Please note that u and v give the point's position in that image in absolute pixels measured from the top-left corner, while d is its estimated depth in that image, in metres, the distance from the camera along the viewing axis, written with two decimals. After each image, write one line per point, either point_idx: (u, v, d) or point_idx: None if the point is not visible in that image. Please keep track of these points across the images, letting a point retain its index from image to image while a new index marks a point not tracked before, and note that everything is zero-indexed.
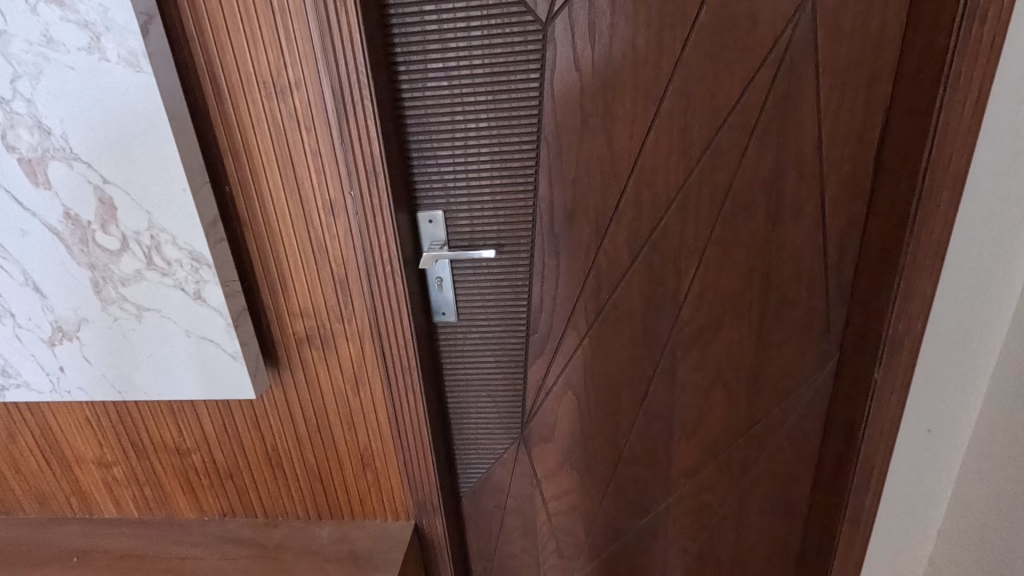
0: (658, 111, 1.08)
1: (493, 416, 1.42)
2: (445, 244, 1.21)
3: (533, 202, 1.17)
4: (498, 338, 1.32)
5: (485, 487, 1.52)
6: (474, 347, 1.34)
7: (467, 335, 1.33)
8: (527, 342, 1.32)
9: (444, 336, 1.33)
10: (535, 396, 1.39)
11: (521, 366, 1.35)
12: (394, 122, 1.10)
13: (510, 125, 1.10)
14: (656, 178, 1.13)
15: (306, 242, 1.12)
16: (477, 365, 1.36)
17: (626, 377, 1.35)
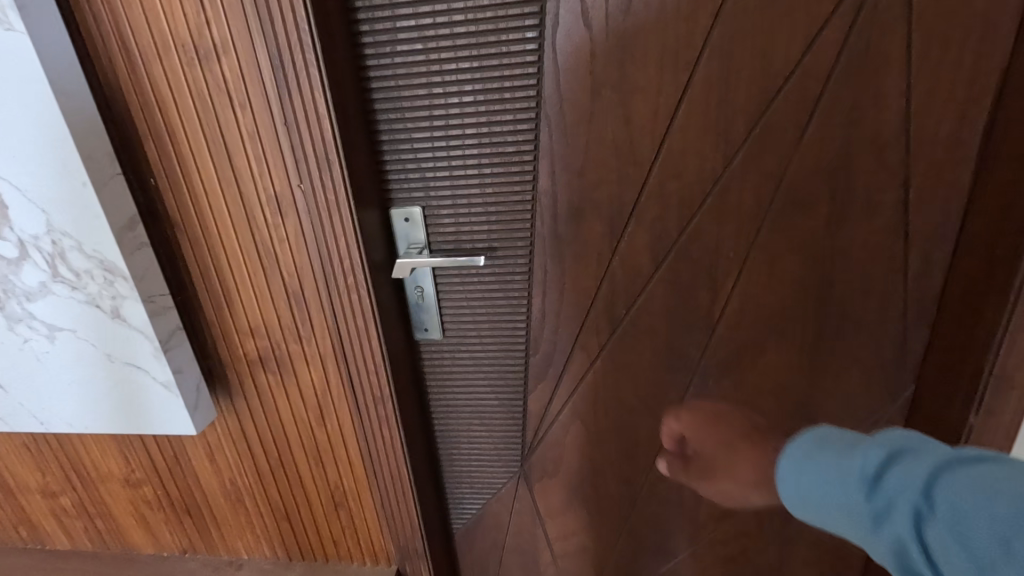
0: (691, 80, 0.84)
1: (488, 447, 1.21)
2: (426, 248, 1.00)
3: (531, 196, 0.94)
4: (492, 359, 1.11)
5: (479, 525, 1.32)
6: (464, 369, 1.13)
7: (455, 355, 1.12)
8: (527, 363, 1.11)
9: (427, 355, 1.12)
10: (537, 426, 1.18)
11: (519, 392, 1.14)
12: (357, 98, 0.87)
13: (500, 98, 0.87)
14: (687, 166, 0.89)
15: (251, 246, 0.91)
16: (468, 389, 1.15)
17: (645, 407, 1.12)
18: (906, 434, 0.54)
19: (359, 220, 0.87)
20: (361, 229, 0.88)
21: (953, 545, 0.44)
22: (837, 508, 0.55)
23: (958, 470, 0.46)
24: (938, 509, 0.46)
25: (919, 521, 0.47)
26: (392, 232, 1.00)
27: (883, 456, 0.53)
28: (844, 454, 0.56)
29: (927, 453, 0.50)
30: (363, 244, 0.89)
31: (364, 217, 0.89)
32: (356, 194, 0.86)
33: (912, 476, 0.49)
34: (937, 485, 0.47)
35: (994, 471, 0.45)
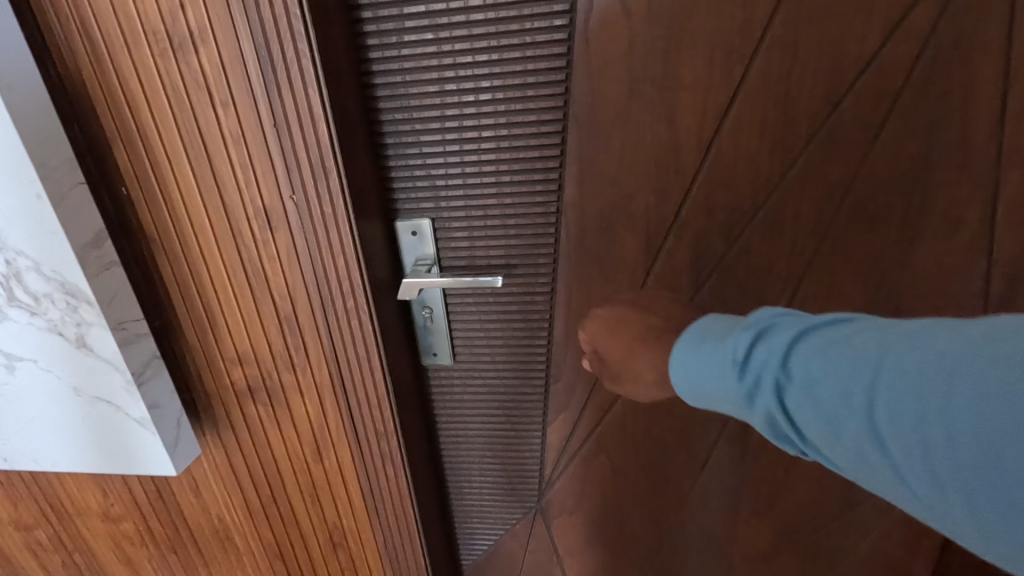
0: (747, 76, 0.72)
1: (502, 480, 1.10)
2: (436, 265, 0.88)
3: (555, 207, 0.82)
4: (507, 386, 1.00)
5: (492, 561, 1.21)
6: (477, 397, 1.02)
7: (466, 381, 1.01)
8: (547, 392, 1.00)
9: (435, 381, 1.01)
10: (557, 458, 1.07)
11: (538, 422, 1.03)
12: (358, 94, 0.76)
13: (523, 96, 0.75)
14: (737, 174, 0.78)
15: (238, 265, 0.80)
16: (480, 418, 1.04)
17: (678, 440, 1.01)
18: (772, 311, 0.52)
19: (360, 236, 0.75)
20: (363, 245, 0.76)
21: (821, 409, 0.45)
22: (714, 392, 0.53)
23: (819, 338, 0.47)
24: (805, 380, 0.46)
25: (788, 392, 0.47)
26: (397, 247, 0.89)
27: (751, 336, 0.51)
28: (718, 340, 0.54)
29: (791, 327, 0.49)
30: (365, 264, 0.77)
31: (366, 232, 0.78)
32: (357, 205, 0.75)
33: (779, 351, 0.48)
34: (796, 356, 0.47)
35: (851, 335, 0.45)
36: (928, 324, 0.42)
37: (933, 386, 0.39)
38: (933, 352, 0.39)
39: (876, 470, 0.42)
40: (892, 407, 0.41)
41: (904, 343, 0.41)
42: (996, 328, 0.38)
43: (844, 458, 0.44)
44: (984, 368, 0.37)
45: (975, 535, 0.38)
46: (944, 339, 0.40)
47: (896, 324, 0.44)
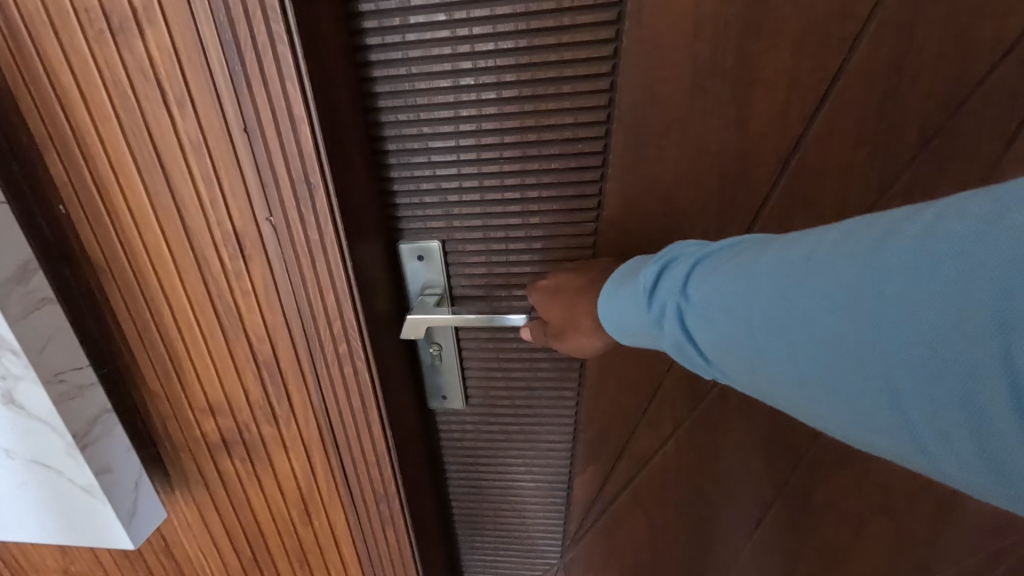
0: (845, 69, 0.57)
1: (518, 531, 0.96)
2: (446, 295, 0.74)
3: (593, 228, 0.68)
4: (528, 432, 0.86)
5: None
6: (491, 443, 0.88)
7: (479, 426, 0.86)
8: (574, 439, 0.86)
9: (442, 426, 0.87)
10: (584, 511, 0.93)
11: (563, 471, 0.89)
12: (352, 90, 0.60)
13: (559, 92, 0.60)
14: (822, 191, 0.63)
15: (204, 300, 0.65)
16: (494, 466, 0.90)
17: (729, 497, 0.86)
18: (679, 242, 0.48)
19: (354, 267, 0.60)
20: (359, 277, 0.61)
21: (721, 330, 0.41)
22: (628, 331, 0.49)
23: (717, 260, 0.43)
24: (704, 301, 0.42)
25: (689, 318, 0.43)
26: (400, 273, 0.74)
27: (656, 267, 0.47)
28: (629, 277, 0.50)
29: (691, 255, 0.46)
30: (361, 300, 0.62)
31: (363, 260, 0.63)
32: (351, 229, 0.60)
33: (681, 278, 0.44)
34: (694, 282, 0.43)
35: (745, 252, 0.41)
36: (821, 229, 0.39)
37: (824, 289, 0.35)
38: (821, 255, 0.36)
39: (781, 386, 0.39)
40: (785, 316, 0.37)
41: (793, 251, 0.38)
42: (882, 222, 0.35)
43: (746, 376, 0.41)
44: (872, 263, 0.33)
45: (882, 436, 0.34)
46: (832, 240, 0.36)
47: (790, 234, 0.40)
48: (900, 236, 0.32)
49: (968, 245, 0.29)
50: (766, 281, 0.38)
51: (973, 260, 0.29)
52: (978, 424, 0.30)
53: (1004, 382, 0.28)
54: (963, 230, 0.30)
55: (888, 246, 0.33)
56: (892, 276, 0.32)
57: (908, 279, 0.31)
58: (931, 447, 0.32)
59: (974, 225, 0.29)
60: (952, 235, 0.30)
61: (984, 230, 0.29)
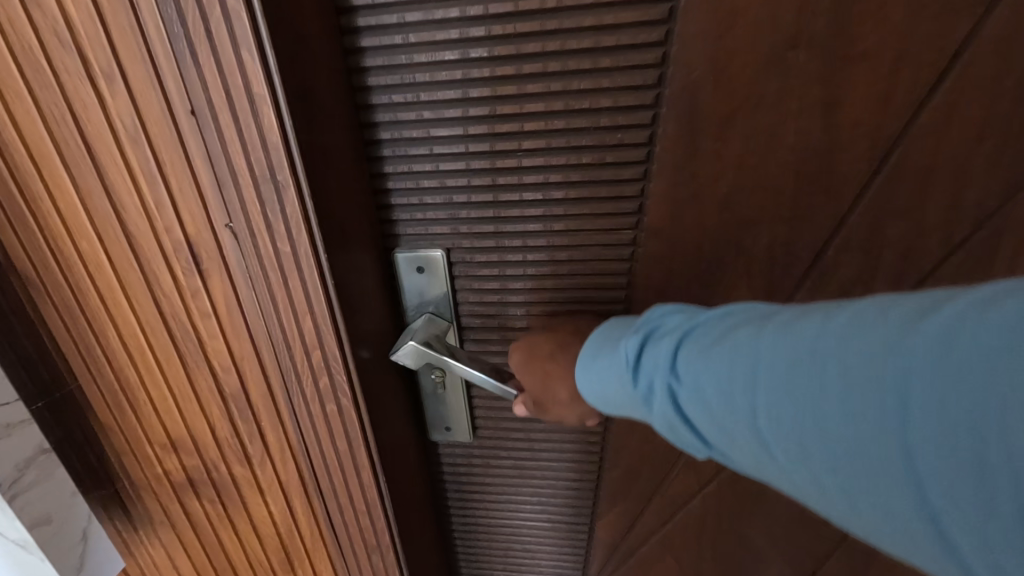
0: (974, 41, 0.43)
1: (529, 567, 0.87)
2: (453, 325, 0.64)
3: (631, 237, 0.56)
4: (543, 470, 0.74)
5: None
6: (501, 479, 0.76)
7: (484, 467, 0.75)
8: (598, 478, 0.74)
9: (441, 467, 0.76)
10: (607, 551, 0.82)
11: (583, 511, 0.78)
12: (332, 64, 0.48)
13: (596, 67, 0.49)
14: (924, 199, 0.49)
15: (156, 322, 0.53)
16: (500, 508, 0.80)
17: (777, 551, 0.74)
18: (662, 307, 0.41)
19: (336, 286, 0.48)
20: (343, 299, 0.49)
21: (722, 421, 0.33)
22: (616, 405, 0.42)
23: (710, 332, 0.36)
24: (697, 385, 0.34)
25: (681, 404, 0.36)
26: (396, 287, 0.62)
27: (638, 338, 0.39)
28: (609, 344, 0.42)
29: (678, 327, 0.38)
30: (347, 327, 0.50)
31: (348, 277, 0.50)
32: (331, 239, 0.47)
33: (669, 351, 0.37)
34: (681, 364, 0.36)
35: (740, 330, 0.34)
36: (836, 307, 0.31)
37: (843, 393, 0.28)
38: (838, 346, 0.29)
39: (799, 493, 0.31)
40: (800, 419, 0.29)
41: (801, 331, 0.30)
42: (910, 309, 0.27)
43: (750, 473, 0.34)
44: (903, 360, 0.26)
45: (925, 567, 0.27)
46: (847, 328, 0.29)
47: (794, 310, 0.33)
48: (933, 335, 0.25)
49: None
50: (769, 369, 0.31)
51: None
52: None
53: None
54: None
55: (919, 339, 0.26)
56: (933, 383, 0.25)
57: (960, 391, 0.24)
58: None
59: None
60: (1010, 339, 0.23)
61: None
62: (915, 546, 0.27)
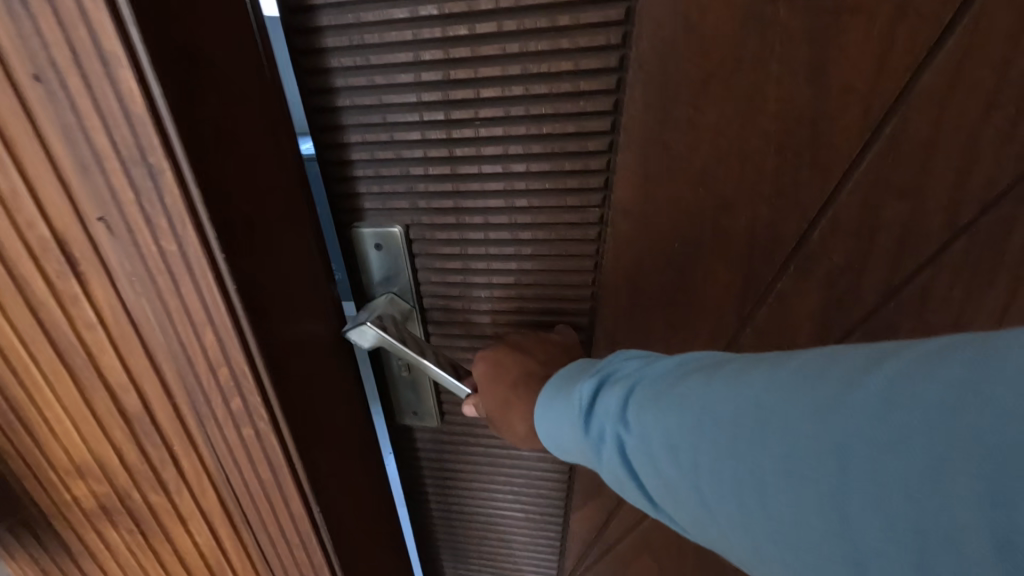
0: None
1: (503, 560, 0.82)
2: (416, 312, 0.58)
3: (598, 215, 0.49)
4: (515, 462, 0.69)
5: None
6: (471, 470, 0.71)
7: (446, 460, 0.71)
8: (573, 472, 0.69)
9: (402, 461, 0.73)
10: (583, 551, 0.77)
11: (558, 506, 0.73)
12: (237, 23, 0.39)
13: (552, 24, 0.42)
14: (921, 174, 0.44)
15: (31, 335, 0.44)
16: (467, 504, 0.76)
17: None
18: (623, 351, 0.41)
19: (242, 293, 0.40)
20: (252, 308, 0.41)
21: (681, 468, 0.33)
22: (570, 452, 0.41)
23: (661, 381, 0.36)
24: (655, 427, 0.34)
25: (635, 452, 0.35)
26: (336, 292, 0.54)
27: (596, 380, 0.39)
28: (564, 386, 0.42)
29: (634, 373, 0.38)
30: (259, 341, 0.42)
31: (260, 284, 0.42)
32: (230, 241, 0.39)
33: (623, 398, 0.37)
34: (635, 412, 0.36)
35: (692, 379, 0.34)
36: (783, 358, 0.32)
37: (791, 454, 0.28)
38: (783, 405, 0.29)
39: (742, 551, 0.32)
40: (747, 477, 0.30)
41: (757, 378, 0.31)
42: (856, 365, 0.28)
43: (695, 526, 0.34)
44: (850, 423, 0.26)
45: None
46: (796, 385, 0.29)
47: (742, 359, 0.33)
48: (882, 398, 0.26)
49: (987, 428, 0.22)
50: (719, 423, 0.31)
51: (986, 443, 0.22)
52: None
53: None
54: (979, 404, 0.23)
55: (862, 402, 0.26)
56: (877, 448, 0.25)
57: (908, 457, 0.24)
58: None
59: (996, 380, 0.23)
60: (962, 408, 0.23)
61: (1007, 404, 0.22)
62: None
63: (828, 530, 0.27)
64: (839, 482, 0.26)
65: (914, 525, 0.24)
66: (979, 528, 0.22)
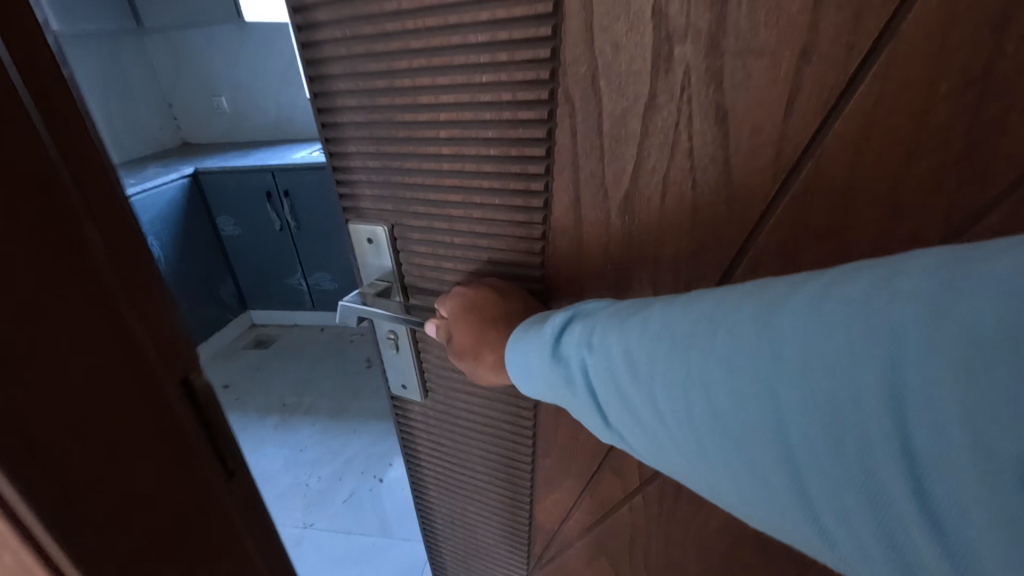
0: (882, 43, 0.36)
1: (484, 535, 0.89)
2: (397, 287, 0.65)
3: (541, 232, 0.53)
4: (486, 445, 0.75)
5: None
6: (452, 444, 0.79)
7: (432, 431, 0.79)
8: (535, 467, 0.73)
9: (405, 423, 0.81)
10: (550, 540, 0.81)
11: (525, 495, 0.77)
12: (32, 54, 0.28)
13: (493, 61, 0.45)
14: (838, 219, 0.43)
15: None
16: (457, 475, 0.82)
17: (704, 568, 0.70)
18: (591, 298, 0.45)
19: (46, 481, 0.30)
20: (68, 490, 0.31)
21: (638, 385, 0.36)
22: (537, 385, 0.44)
23: (623, 312, 0.39)
24: (619, 351, 0.37)
25: (596, 376, 0.39)
26: (196, 381, 0.39)
27: (565, 318, 0.43)
28: (537, 325, 0.45)
29: (601, 309, 0.41)
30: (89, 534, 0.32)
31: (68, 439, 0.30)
32: (17, 374, 0.27)
33: (590, 330, 0.40)
34: (600, 340, 0.39)
35: (655, 307, 0.37)
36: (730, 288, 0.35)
37: (737, 361, 0.31)
38: (731, 323, 0.32)
39: (686, 458, 0.35)
40: (698, 386, 0.33)
41: (714, 303, 0.34)
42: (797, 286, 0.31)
43: (644, 442, 0.37)
44: (790, 330, 0.29)
45: (775, 515, 0.32)
46: (744, 306, 0.32)
47: (695, 291, 0.36)
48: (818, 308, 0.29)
49: (916, 319, 0.25)
50: (675, 342, 0.34)
51: (911, 332, 0.25)
52: (880, 512, 0.27)
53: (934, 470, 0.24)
54: (908, 300, 0.26)
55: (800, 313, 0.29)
56: (813, 347, 0.28)
57: (842, 354, 0.27)
58: (833, 530, 0.29)
59: (923, 281, 0.26)
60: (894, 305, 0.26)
61: (933, 299, 0.25)
62: (773, 497, 0.31)
63: (779, 438, 0.30)
64: (790, 394, 0.29)
65: (857, 425, 0.27)
66: (909, 423, 0.25)
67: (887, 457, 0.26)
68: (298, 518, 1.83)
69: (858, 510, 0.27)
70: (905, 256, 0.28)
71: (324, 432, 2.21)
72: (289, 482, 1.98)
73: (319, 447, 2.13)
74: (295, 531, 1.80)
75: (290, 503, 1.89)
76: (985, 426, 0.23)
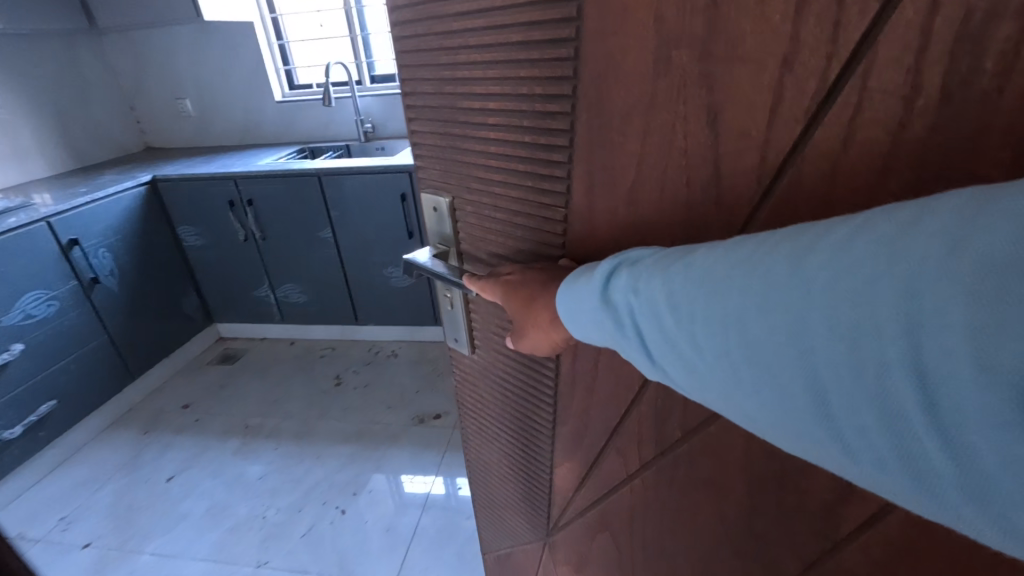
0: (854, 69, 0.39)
1: (514, 494, 0.95)
2: (454, 251, 0.75)
3: (563, 215, 0.59)
4: (515, 404, 0.81)
5: (507, 565, 1.11)
6: (489, 401, 0.86)
7: (477, 386, 0.87)
8: (553, 431, 0.78)
9: (457, 373, 0.90)
10: (564, 506, 0.86)
11: (545, 458, 0.82)
12: None
13: (529, 58, 0.52)
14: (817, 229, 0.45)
15: None
16: (492, 427, 0.89)
17: (697, 560, 0.72)
18: (632, 248, 0.46)
19: None
20: None
21: (677, 324, 0.38)
22: (582, 325, 0.47)
23: (664, 258, 0.41)
24: (660, 292, 0.39)
25: (640, 317, 0.41)
26: None
27: (609, 266, 0.45)
28: (585, 275, 0.47)
29: (643, 257, 0.43)
30: None
31: None
32: None
33: (631, 277, 0.42)
34: (641, 283, 0.41)
35: (698, 252, 0.39)
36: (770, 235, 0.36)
37: (772, 299, 0.33)
38: (767, 263, 0.34)
39: (721, 390, 0.38)
40: (733, 322, 0.35)
41: (750, 247, 0.35)
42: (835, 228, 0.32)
43: (683, 376, 0.40)
44: (822, 268, 0.31)
45: (801, 437, 0.34)
46: (780, 250, 0.33)
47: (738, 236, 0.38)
48: (851, 245, 0.30)
49: (939, 258, 0.26)
50: (714, 283, 0.36)
51: (931, 270, 0.26)
52: (898, 434, 0.29)
53: (945, 394, 0.26)
54: (932, 240, 0.27)
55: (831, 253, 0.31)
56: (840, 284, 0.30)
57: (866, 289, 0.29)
58: (855, 452, 0.31)
59: (953, 222, 0.26)
60: (923, 242, 0.27)
61: (958, 238, 0.26)
62: (801, 422, 0.33)
63: (808, 364, 0.32)
64: (819, 325, 0.31)
65: (879, 349, 0.28)
66: (926, 351, 0.27)
67: (902, 377, 0.28)
68: (252, 556, 1.80)
69: (876, 430, 0.29)
70: (943, 198, 0.28)
71: (285, 458, 2.20)
72: (246, 513, 1.96)
73: (280, 476, 2.11)
74: (248, 571, 1.76)
75: (246, 538, 1.87)
76: (993, 347, 0.24)
